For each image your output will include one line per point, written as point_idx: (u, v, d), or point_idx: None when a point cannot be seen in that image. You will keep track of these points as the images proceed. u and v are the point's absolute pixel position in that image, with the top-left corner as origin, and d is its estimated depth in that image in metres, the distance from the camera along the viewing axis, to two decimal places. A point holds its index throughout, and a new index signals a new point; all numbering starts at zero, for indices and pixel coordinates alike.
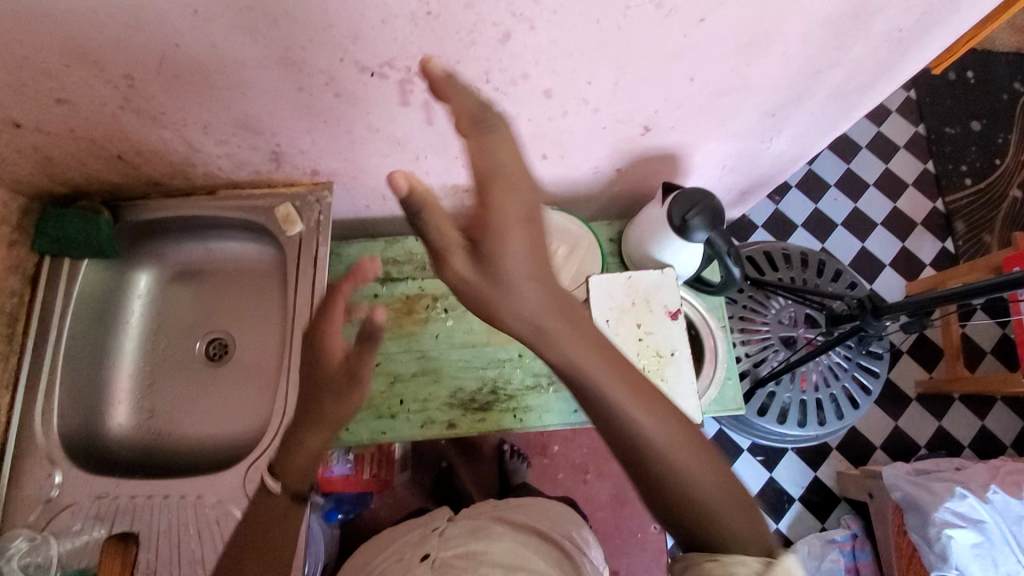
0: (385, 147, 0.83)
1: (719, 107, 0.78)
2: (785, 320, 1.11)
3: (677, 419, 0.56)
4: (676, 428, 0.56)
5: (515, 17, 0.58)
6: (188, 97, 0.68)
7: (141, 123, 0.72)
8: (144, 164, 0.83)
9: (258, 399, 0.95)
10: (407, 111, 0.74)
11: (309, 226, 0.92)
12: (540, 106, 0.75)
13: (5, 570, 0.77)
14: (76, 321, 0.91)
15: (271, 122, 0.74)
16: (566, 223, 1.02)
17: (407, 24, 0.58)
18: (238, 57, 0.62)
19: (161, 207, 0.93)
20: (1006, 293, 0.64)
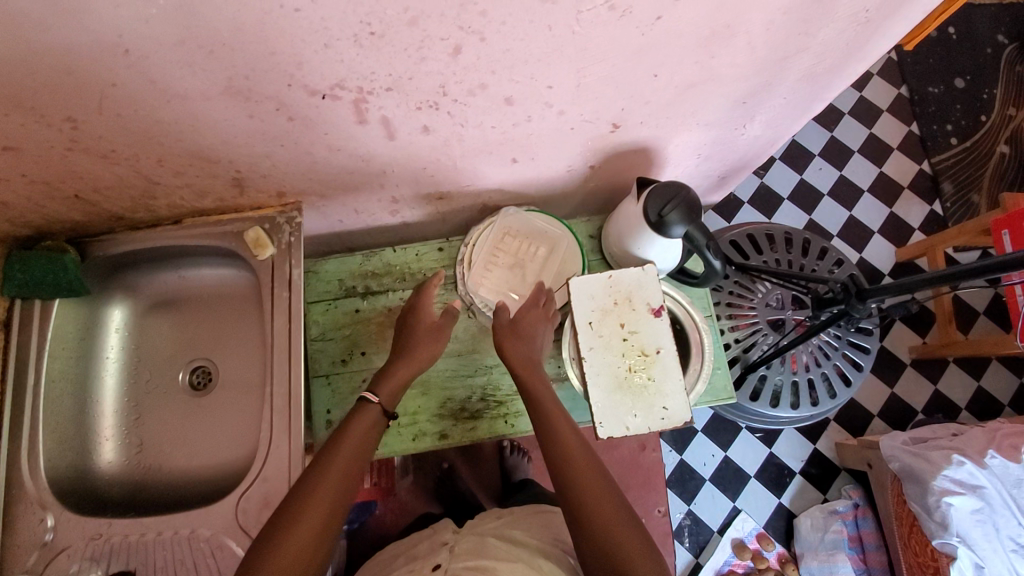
0: (350, 164, 0.81)
1: (688, 99, 0.76)
2: (773, 303, 1.10)
3: (601, 479, 0.76)
4: (602, 486, 0.75)
5: (463, 30, 0.56)
6: (137, 133, 0.65)
7: (94, 162, 0.70)
8: (104, 201, 0.80)
9: (245, 426, 0.94)
10: (367, 129, 0.72)
11: (280, 247, 0.90)
12: (502, 113, 0.73)
13: None
14: (54, 362, 0.89)
15: (228, 150, 0.72)
16: (546, 225, 1.01)
17: (350, 46, 0.56)
18: (181, 91, 0.59)
19: (130, 239, 0.91)
20: (998, 277, 0.61)
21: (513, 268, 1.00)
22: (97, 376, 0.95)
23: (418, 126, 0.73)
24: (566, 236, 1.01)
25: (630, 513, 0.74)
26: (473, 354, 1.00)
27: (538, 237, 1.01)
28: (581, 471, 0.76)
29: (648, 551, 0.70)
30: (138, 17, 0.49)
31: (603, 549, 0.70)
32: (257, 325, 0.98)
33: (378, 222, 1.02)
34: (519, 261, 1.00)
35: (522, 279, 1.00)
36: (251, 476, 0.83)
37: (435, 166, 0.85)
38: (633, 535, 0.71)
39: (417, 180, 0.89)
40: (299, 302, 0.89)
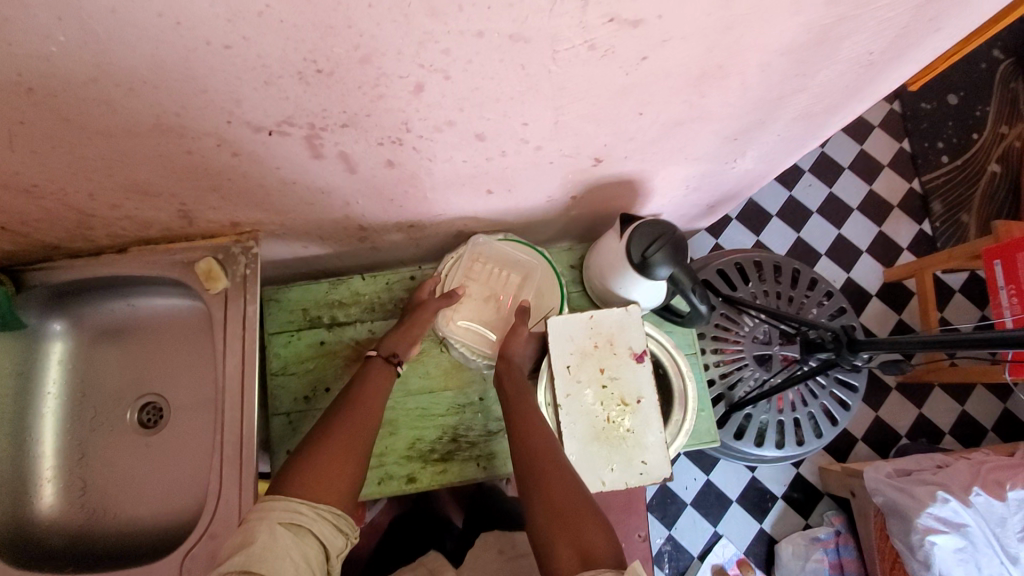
0: (309, 196, 0.74)
1: (677, 136, 0.70)
2: (760, 337, 1.05)
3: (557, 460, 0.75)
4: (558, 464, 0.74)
5: (425, 68, 0.50)
6: (58, 168, 0.58)
7: (13, 196, 0.63)
8: (35, 232, 0.73)
9: (199, 466, 0.88)
10: (326, 163, 0.65)
11: (235, 280, 0.83)
12: (474, 148, 0.66)
13: None
14: None
15: (167, 184, 0.65)
16: (526, 254, 0.95)
17: (295, 83, 0.49)
18: (104, 127, 0.52)
19: (71, 268, 0.84)
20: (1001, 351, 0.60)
21: (488, 300, 0.96)
22: (36, 415, 0.87)
23: (381, 159, 0.66)
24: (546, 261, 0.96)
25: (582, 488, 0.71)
26: (443, 391, 0.95)
27: (516, 266, 0.96)
28: (538, 445, 0.76)
29: (597, 520, 0.67)
30: (36, 52, 0.42)
31: (557, 517, 0.68)
32: (211, 359, 0.91)
33: (344, 249, 0.95)
34: (494, 293, 0.96)
35: (497, 312, 0.96)
36: (197, 529, 0.77)
37: (404, 197, 0.79)
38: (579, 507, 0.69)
39: (385, 209, 0.82)
40: (256, 340, 0.82)
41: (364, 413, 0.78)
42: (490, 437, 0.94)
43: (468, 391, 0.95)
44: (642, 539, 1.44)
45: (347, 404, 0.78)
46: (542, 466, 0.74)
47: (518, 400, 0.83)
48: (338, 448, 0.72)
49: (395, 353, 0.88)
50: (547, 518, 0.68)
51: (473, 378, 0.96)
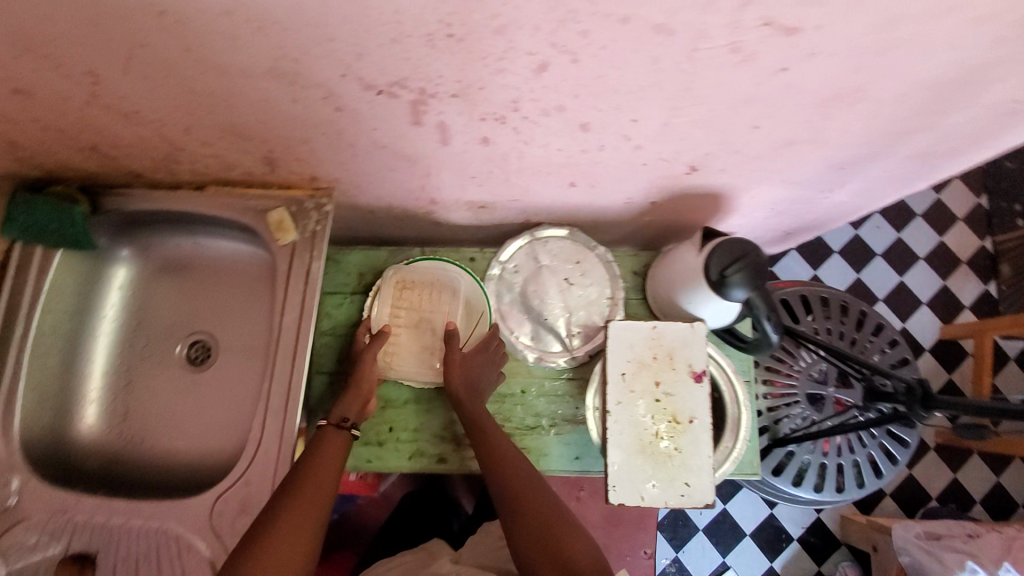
0: (393, 162, 0.73)
1: (782, 156, 0.67)
2: (815, 375, 1.02)
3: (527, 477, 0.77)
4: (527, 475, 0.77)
5: (556, 48, 0.47)
6: (164, 98, 0.58)
7: (111, 119, 0.63)
8: (122, 157, 0.73)
9: (238, 412, 0.88)
10: (421, 131, 0.64)
11: (304, 235, 0.83)
12: (574, 138, 0.64)
13: None
14: (48, 317, 0.83)
15: (263, 129, 0.65)
16: (458, 272, 0.93)
17: (422, 45, 0.48)
18: (221, 63, 0.51)
19: (148, 198, 0.85)
20: None
21: (418, 324, 0.92)
22: (91, 334, 0.89)
23: (475, 135, 0.64)
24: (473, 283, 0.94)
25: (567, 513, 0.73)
26: None
27: (442, 284, 0.93)
28: (515, 481, 0.76)
29: (583, 547, 0.69)
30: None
31: (545, 548, 0.68)
32: (266, 310, 0.91)
33: (408, 219, 0.94)
34: (424, 316, 0.93)
35: (433, 334, 0.92)
36: (230, 475, 0.77)
37: (483, 177, 0.77)
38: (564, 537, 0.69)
39: (462, 186, 0.81)
40: (315, 297, 0.82)
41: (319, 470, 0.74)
42: (527, 431, 0.92)
43: (511, 382, 0.94)
44: (649, 556, 1.42)
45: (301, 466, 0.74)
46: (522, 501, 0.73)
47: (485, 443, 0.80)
48: (303, 504, 0.69)
49: (345, 417, 0.82)
50: (533, 551, 0.69)
51: (518, 368, 0.95)
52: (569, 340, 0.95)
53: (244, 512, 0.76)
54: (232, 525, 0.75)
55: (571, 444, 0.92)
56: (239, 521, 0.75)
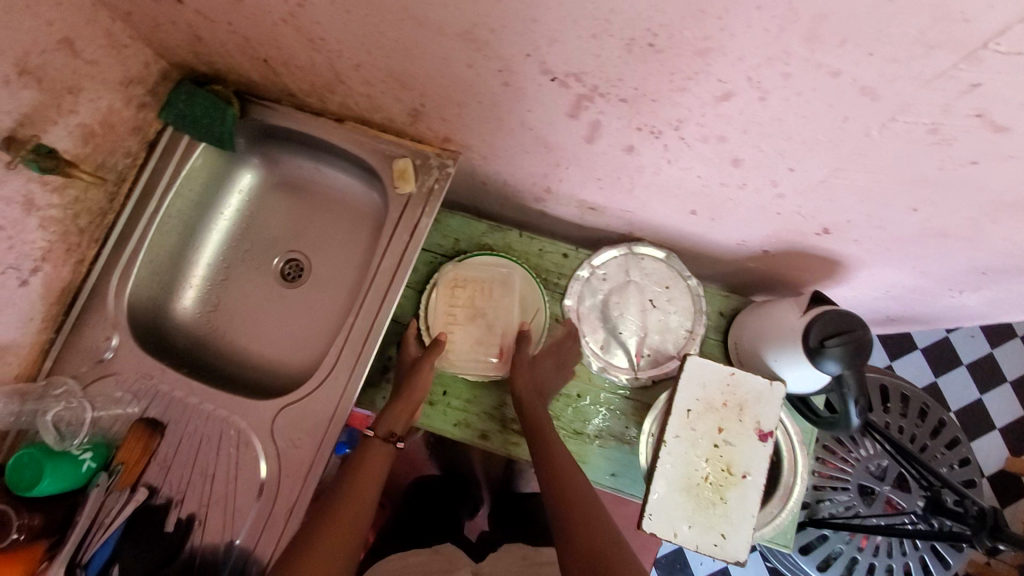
0: (530, 144, 0.74)
1: (925, 244, 0.65)
2: (872, 470, 0.99)
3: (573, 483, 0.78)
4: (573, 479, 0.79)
5: (749, 82, 0.47)
6: (352, 34, 0.61)
7: (295, 39, 0.67)
8: (286, 75, 0.78)
9: (315, 334, 0.94)
10: (573, 125, 0.65)
11: (422, 190, 0.86)
12: (720, 170, 0.64)
13: (39, 423, 0.78)
14: (177, 201, 0.90)
15: (425, 83, 0.67)
16: (512, 269, 0.95)
17: (618, 47, 0.48)
18: (420, 15, 0.54)
19: (290, 116, 0.89)
20: None
21: (475, 319, 0.95)
22: (207, 226, 0.95)
23: (624, 142, 0.65)
24: (523, 281, 0.95)
25: (617, 532, 0.72)
26: None
27: (497, 279, 0.95)
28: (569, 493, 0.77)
29: (632, 563, 0.67)
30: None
31: (591, 558, 0.68)
32: (364, 249, 0.96)
33: (516, 200, 0.96)
34: (481, 313, 0.95)
35: (489, 329, 0.95)
36: (299, 391, 0.83)
37: (609, 182, 0.78)
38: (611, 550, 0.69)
39: (584, 184, 0.82)
40: (415, 250, 0.85)
41: (359, 496, 0.75)
42: (571, 435, 0.94)
43: (569, 383, 0.96)
44: None
45: (342, 490, 0.75)
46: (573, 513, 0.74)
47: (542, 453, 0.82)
48: (339, 529, 0.69)
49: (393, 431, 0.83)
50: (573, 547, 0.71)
51: (580, 373, 0.96)
52: (636, 360, 0.95)
53: (304, 427, 0.81)
54: (291, 438, 0.81)
55: (610, 460, 0.93)
56: (296, 435, 0.81)
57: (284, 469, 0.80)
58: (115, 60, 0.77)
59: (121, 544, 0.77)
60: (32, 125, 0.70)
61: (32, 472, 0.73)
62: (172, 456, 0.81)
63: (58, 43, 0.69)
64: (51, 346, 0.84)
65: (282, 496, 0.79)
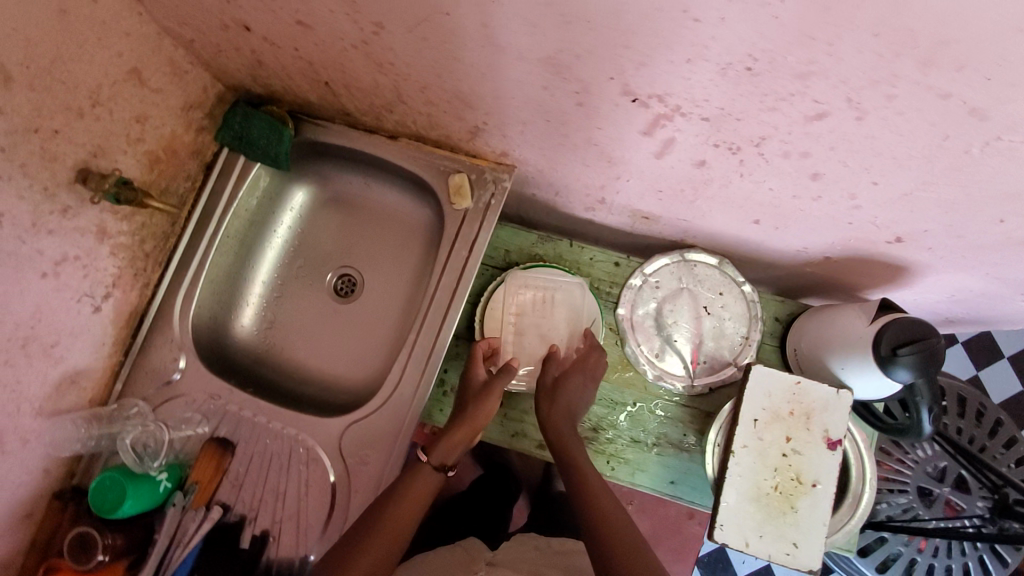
0: (592, 159, 0.74)
1: (1003, 251, 0.64)
2: (930, 471, 0.98)
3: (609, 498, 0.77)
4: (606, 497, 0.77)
5: (849, 103, 0.47)
6: (425, 59, 0.61)
7: (362, 63, 0.67)
8: (345, 96, 0.78)
9: (372, 349, 0.94)
10: (643, 141, 0.64)
11: (478, 205, 0.86)
12: (795, 183, 0.63)
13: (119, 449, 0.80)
14: (235, 221, 0.91)
15: (492, 103, 0.67)
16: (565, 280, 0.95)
17: (711, 71, 0.48)
18: (502, 42, 0.54)
19: (344, 135, 0.90)
20: None
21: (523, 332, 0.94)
22: (262, 245, 0.96)
23: (693, 157, 0.65)
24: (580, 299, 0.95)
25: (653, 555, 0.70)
26: (605, 383, 0.96)
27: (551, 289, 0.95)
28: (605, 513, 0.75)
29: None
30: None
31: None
32: (416, 263, 0.97)
33: (567, 209, 0.96)
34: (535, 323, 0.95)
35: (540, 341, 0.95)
36: (364, 408, 0.83)
37: (670, 193, 0.78)
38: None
39: (642, 195, 0.82)
40: (474, 266, 0.85)
41: (398, 517, 0.74)
42: (629, 444, 0.94)
43: (625, 392, 0.96)
44: None
45: (385, 506, 0.75)
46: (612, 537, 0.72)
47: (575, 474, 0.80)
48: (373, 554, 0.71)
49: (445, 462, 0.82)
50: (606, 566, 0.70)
51: (636, 381, 0.96)
52: (692, 367, 0.95)
53: (370, 442, 0.82)
54: (359, 455, 0.82)
55: (669, 468, 0.93)
56: (363, 451, 0.82)
57: (354, 486, 0.81)
58: (177, 86, 0.78)
59: (198, 563, 0.79)
60: (102, 156, 0.71)
61: (116, 493, 0.74)
62: (243, 474, 0.83)
63: (127, 74, 0.70)
64: (120, 369, 0.85)
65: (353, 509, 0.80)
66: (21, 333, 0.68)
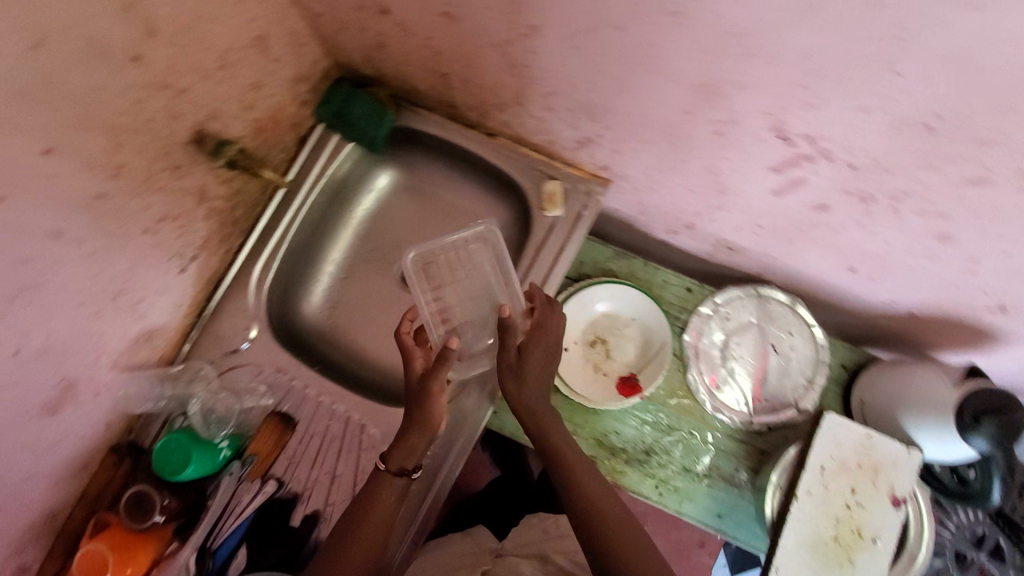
0: (701, 186, 0.73)
1: None
2: (967, 537, 0.98)
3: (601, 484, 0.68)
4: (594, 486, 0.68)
5: (1019, 174, 0.46)
6: (568, 67, 0.60)
7: (493, 60, 0.66)
8: (458, 88, 0.78)
9: None
10: (769, 177, 0.64)
11: (568, 216, 0.85)
12: (914, 238, 0.63)
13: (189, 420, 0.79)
14: (319, 197, 0.91)
15: (617, 118, 0.66)
16: (637, 298, 0.95)
17: (882, 123, 0.48)
18: (662, 63, 0.53)
19: (440, 125, 0.89)
20: None
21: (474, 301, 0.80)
22: (337, 223, 0.96)
23: (816, 198, 0.64)
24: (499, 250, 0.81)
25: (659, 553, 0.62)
26: (664, 410, 0.94)
27: (620, 305, 0.96)
28: (603, 513, 0.65)
29: None
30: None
31: None
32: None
33: (648, 228, 0.95)
34: (600, 337, 0.95)
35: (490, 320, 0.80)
36: None
37: (770, 230, 0.77)
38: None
39: (737, 227, 0.81)
40: (558, 275, 0.84)
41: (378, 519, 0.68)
42: (680, 472, 0.93)
43: (683, 420, 0.94)
44: None
45: (358, 513, 0.68)
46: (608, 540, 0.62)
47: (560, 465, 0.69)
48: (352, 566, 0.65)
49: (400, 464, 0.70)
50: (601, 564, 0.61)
51: (694, 411, 0.95)
52: (753, 404, 0.94)
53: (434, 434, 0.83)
54: None
55: (719, 501, 0.92)
56: None
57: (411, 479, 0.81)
58: (291, 57, 0.78)
59: (248, 534, 0.79)
60: (216, 118, 0.70)
61: (179, 457, 0.73)
62: (301, 452, 0.82)
63: (254, 40, 0.70)
64: (189, 331, 0.85)
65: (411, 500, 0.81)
66: (114, 285, 0.67)
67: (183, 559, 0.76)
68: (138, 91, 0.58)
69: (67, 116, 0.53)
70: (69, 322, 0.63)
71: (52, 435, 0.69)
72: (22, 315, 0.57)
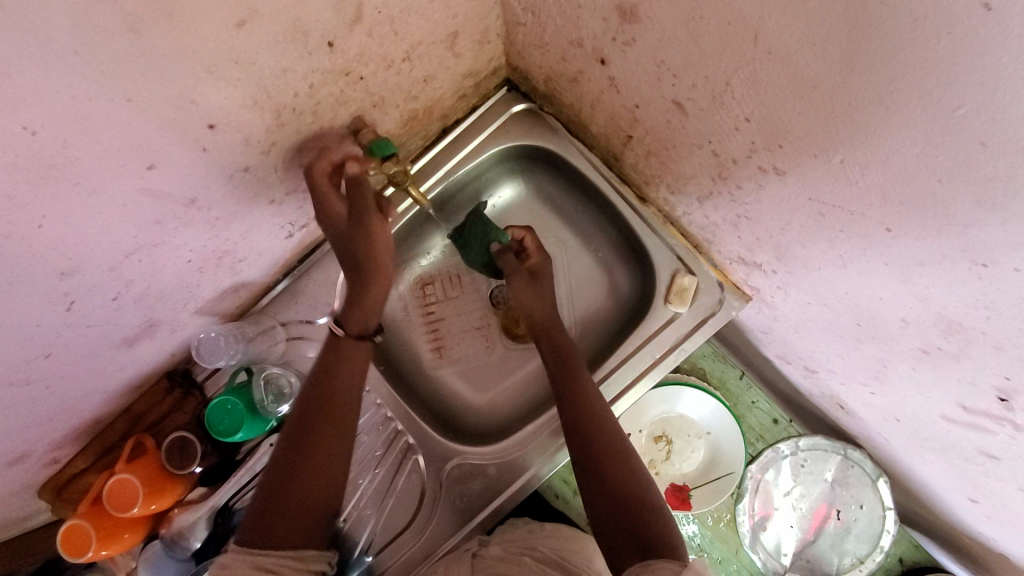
0: (858, 362, 0.65)
1: None
2: None
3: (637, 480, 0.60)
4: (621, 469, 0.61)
5: None
6: (791, 214, 0.51)
7: (701, 161, 0.57)
8: (637, 154, 0.69)
9: (505, 379, 0.90)
10: (950, 406, 0.56)
11: (692, 315, 0.78)
12: None
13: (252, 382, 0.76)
14: (440, 194, 0.83)
15: (807, 274, 0.58)
16: (717, 412, 0.89)
17: None
18: (913, 280, 0.44)
19: (591, 167, 0.80)
20: None
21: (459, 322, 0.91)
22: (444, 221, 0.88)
23: (990, 447, 0.56)
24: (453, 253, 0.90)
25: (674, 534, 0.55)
26: (702, 528, 0.92)
27: (695, 407, 0.90)
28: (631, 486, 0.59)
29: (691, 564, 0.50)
30: None
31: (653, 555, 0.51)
32: (573, 334, 0.87)
33: (761, 344, 0.87)
34: (666, 432, 0.92)
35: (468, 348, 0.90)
36: (482, 452, 0.82)
37: (906, 427, 0.69)
38: (669, 568, 0.48)
39: (866, 403, 0.73)
40: (658, 373, 0.79)
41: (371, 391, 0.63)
42: None
43: (715, 545, 0.92)
44: None
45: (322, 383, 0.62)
46: (639, 517, 0.56)
47: (606, 460, 0.61)
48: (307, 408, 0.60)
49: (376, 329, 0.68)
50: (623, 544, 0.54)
51: (729, 539, 0.92)
52: (791, 559, 0.89)
53: (478, 480, 0.81)
54: (453, 484, 0.80)
55: None
56: (466, 485, 0.80)
57: (438, 508, 0.80)
58: (473, 54, 0.69)
59: None
60: (379, 107, 0.63)
61: (233, 421, 0.72)
62: (364, 450, 0.82)
63: (446, 37, 0.61)
64: (275, 283, 0.82)
65: (435, 527, 0.79)
66: (224, 246, 0.63)
67: (203, 510, 0.77)
68: (317, 78, 0.51)
69: (240, 95, 0.46)
70: (173, 275, 0.60)
71: (120, 364, 0.67)
72: (137, 266, 0.54)
